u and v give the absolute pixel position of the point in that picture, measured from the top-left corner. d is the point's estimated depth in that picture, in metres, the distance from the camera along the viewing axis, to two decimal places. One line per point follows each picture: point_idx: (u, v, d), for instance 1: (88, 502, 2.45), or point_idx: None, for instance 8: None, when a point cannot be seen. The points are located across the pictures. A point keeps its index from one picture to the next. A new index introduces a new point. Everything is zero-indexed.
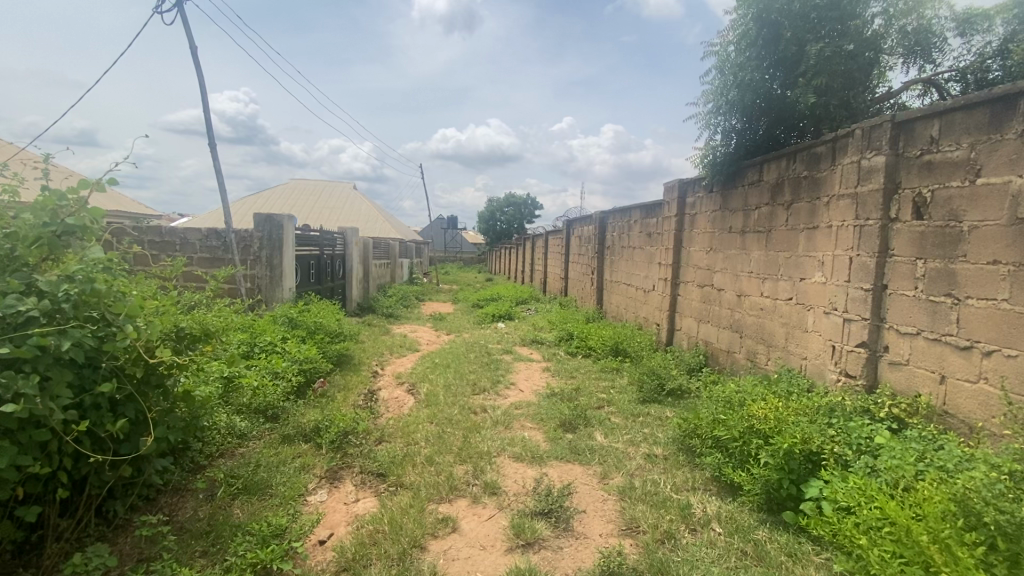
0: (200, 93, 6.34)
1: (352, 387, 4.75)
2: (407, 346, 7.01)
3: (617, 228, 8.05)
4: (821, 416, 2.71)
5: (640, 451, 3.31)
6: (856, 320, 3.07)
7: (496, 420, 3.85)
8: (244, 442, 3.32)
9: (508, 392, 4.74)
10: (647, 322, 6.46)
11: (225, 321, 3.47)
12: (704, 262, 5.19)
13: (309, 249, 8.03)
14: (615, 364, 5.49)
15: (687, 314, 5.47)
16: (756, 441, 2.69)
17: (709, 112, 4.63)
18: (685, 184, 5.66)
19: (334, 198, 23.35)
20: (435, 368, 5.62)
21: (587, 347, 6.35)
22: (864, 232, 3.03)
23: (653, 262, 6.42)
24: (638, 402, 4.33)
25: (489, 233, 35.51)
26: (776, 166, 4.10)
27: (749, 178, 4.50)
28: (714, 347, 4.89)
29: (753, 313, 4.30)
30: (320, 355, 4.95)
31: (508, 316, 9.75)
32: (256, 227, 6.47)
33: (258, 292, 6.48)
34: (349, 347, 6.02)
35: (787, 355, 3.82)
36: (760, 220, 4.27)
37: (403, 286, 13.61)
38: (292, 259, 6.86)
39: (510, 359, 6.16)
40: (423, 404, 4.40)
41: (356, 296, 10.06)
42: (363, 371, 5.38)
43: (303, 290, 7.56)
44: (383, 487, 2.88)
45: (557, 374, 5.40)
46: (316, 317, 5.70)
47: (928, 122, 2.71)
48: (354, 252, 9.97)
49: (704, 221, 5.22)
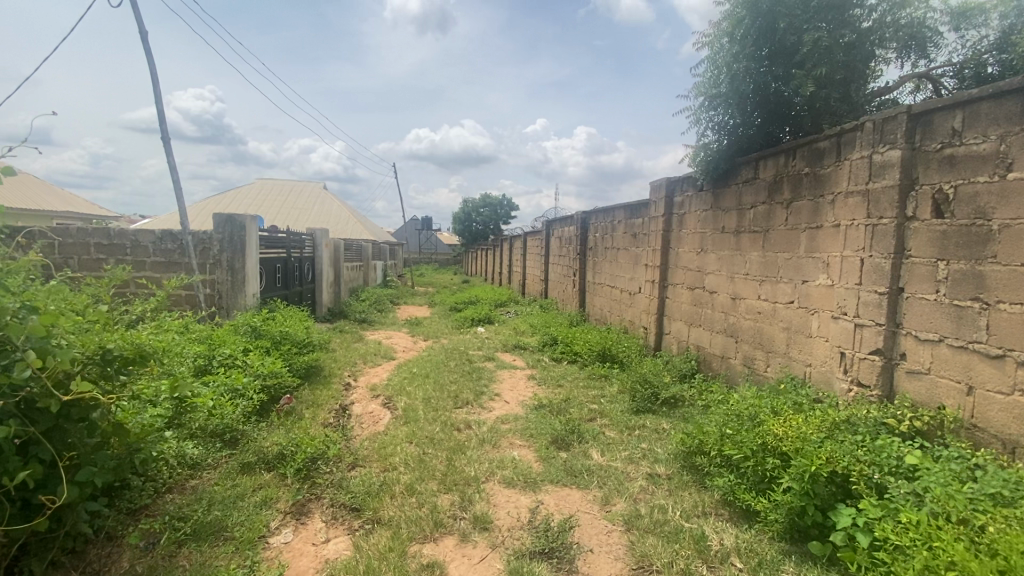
0: (152, 84, 5.82)
1: (322, 404, 4.34)
2: (382, 354, 6.61)
3: (600, 228, 7.83)
4: (841, 434, 2.49)
5: (641, 470, 3.04)
6: (869, 325, 2.87)
7: (482, 438, 3.52)
8: (197, 473, 2.92)
9: (493, 404, 4.42)
10: (633, 325, 6.23)
11: (166, 339, 3.04)
12: (694, 263, 4.98)
13: (275, 252, 7.54)
14: (603, 370, 5.24)
15: (677, 317, 5.25)
16: (773, 462, 2.44)
17: (701, 106, 4.41)
18: (673, 183, 5.45)
19: (305, 199, 22.59)
20: (413, 379, 5.26)
21: (572, 353, 6.08)
22: (877, 231, 2.84)
23: (639, 263, 6.19)
24: (632, 413, 4.07)
25: (465, 234, 35.07)
26: (773, 162, 3.90)
27: (743, 176, 4.30)
28: (707, 352, 4.68)
29: (750, 317, 4.10)
30: (286, 369, 4.52)
31: (487, 320, 9.42)
32: (215, 228, 5.99)
33: (219, 298, 5.99)
34: (319, 358, 5.60)
35: (789, 361, 3.61)
36: (756, 219, 4.07)
37: (377, 289, 13.13)
38: (256, 263, 6.38)
39: (492, 367, 5.85)
40: (401, 421, 4.05)
41: (326, 300, 9.57)
42: (334, 384, 4.98)
43: (269, 295, 7.08)
44: (358, 524, 2.53)
45: (543, 383, 5.11)
46: (282, 326, 5.27)
47: (949, 113, 2.52)
48: (325, 255, 9.48)
49: (694, 220, 5.01)
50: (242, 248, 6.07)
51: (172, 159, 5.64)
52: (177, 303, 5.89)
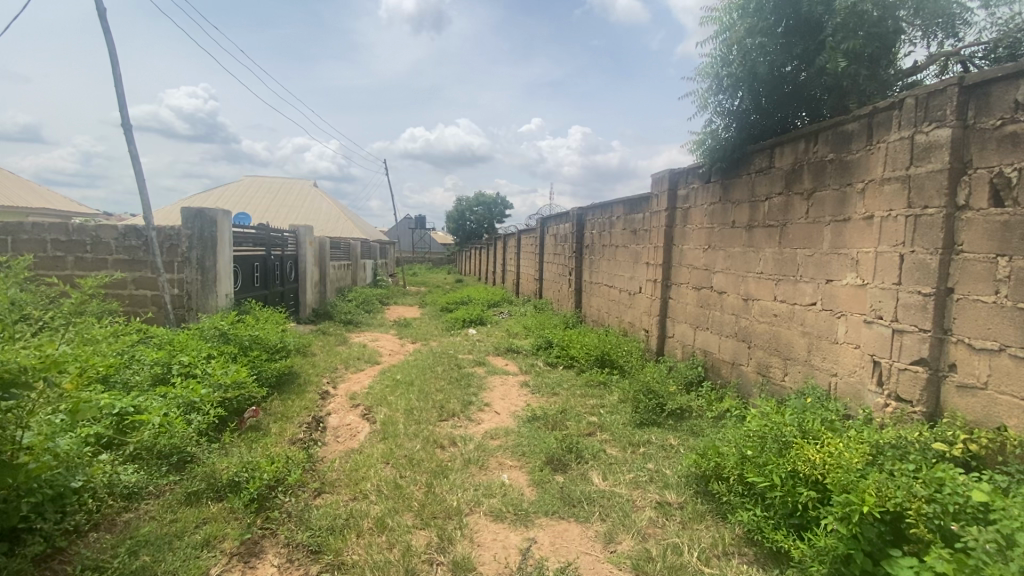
0: (110, 65, 5.34)
1: (291, 417, 3.92)
2: (365, 359, 6.19)
3: (597, 224, 7.43)
4: (887, 461, 2.12)
5: (648, 497, 2.66)
6: (910, 331, 2.50)
7: (467, 458, 3.12)
8: (132, 505, 2.53)
9: (481, 416, 4.01)
10: (633, 327, 5.85)
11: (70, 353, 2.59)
12: (700, 261, 4.59)
13: (252, 250, 7.10)
14: (602, 377, 4.85)
15: (681, 319, 4.87)
16: (809, 496, 2.07)
17: (709, 89, 4.02)
18: (677, 174, 5.05)
19: (294, 197, 22.10)
20: (395, 386, 4.85)
21: (569, 357, 5.69)
22: (921, 223, 2.46)
23: (639, 261, 5.79)
24: (635, 426, 3.68)
25: (458, 233, 34.61)
26: (790, 148, 3.52)
27: (754, 165, 3.91)
28: (714, 358, 4.30)
29: (764, 320, 3.72)
30: (253, 378, 4.09)
31: (479, 321, 9.01)
32: (183, 224, 5.53)
33: (188, 300, 5.55)
34: (294, 364, 5.17)
35: (812, 370, 3.24)
36: (771, 212, 3.69)
37: (366, 289, 12.67)
38: (229, 261, 5.94)
39: (483, 372, 5.44)
40: (379, 436, 3.64)
41: (310, 301, 9.12)
42: (309, 393, 4.56)
43: (245, 296, 6.63)
44: (316, 571, 2.13)
45: (536, 391, 4.71)
46: (252, 330, 4.83)
47: (1011, 84, 2.15)
48: (308, 253, 9.04)
49: (699, 215, 4.63)
50: (214, 246, 5.63)
51: (134, 148, 5.17)
52: (142, 304, 5.47)
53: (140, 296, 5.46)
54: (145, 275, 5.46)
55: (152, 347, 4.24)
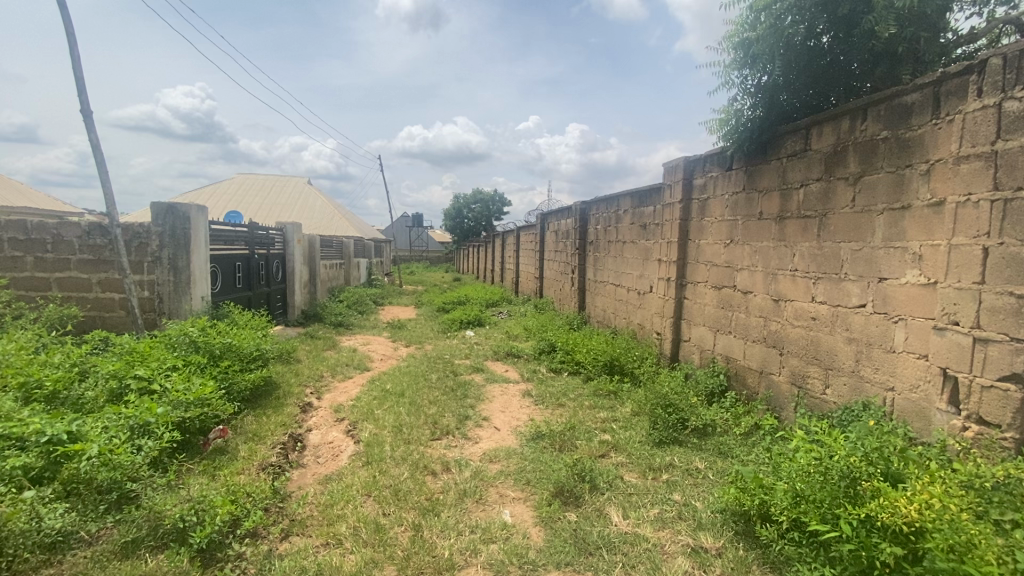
0: (69, 46, 4.85)
1: (263, 436, 3.47)
2: (353, 366, 5.74)
3: (601, 219, 6.98)
4: (991, 509, 1.68)
5: (680, 540, 2.22)
6: (998, 341, 2.07)
7: (462, 490, 2.67)
8: (54, 558, 2.07)
9: (479, 434, 3.55)
10: (643, 330, 5.41)
11: None
12: (721, 257, 4.15)
13: (234, 248, 6.65)
14: (612, 386, 4.41)
15: (699, 322, 4.42)
16: (893, 553, 1.65)
17: (733, 64, 3.57)
18: (693, 162, 4.61)
19: (288, 194, 21.60)
20: (384, 397, 4.40)
21: (574, 363, 5.25)
22: (1013, 209, 2.04)
23: (650, 258, 5.34)
24: (654, 446, 3.24)
25: (456, 231, 34.06)
26: (830, 127, 3.08)
27: (785, 148, 3.46)
28: (738, 366, 3.86)
29: (798, 324, 3.28)
30: (222, 392, 3.63)
31: (477, 322, 8.55)
32: (154, 220, 5.06)
33: (159, 303, 5.09)
34: (274, 374, 4.72)
35: (861, 383, 2.80)
36: (807, 200, 3.25)
37: (360, 289, 12.20)
38: (204, 260, 5.47)
39: (480, 380, 4.99)
40: (362, 458, 3.19)
41: (299, 302, 8.66)
42: (288, 406, 4.11)
43: (224, 298, 6.18)
44: None
45: (540, 403, 4.26)
46: (226, 336, 4.36)
47: None
48: (297, 252, 8.57)
49: (719, 206, 4.18)
50: (188, 244, 5.17)
51: (94, 136, 4.69)
52: (110, 308, 5.01)
53: (107, 299, 5.00)
54: (113, 277, 5.00)
55: (111, 358, 3.79)
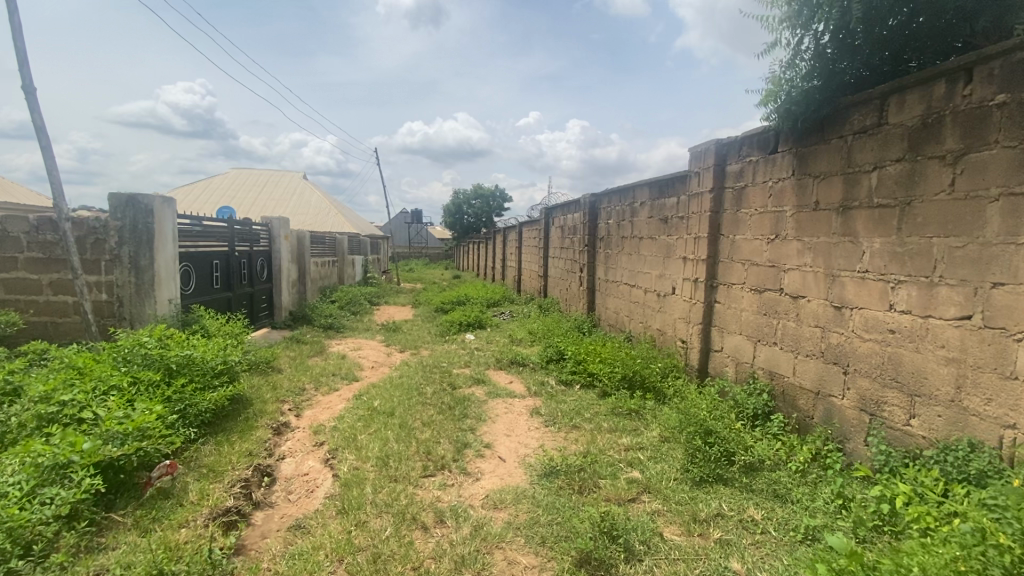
0: (9, 13, 4.24)
1: (221, 472, 2.88)
2: (340, 377, 5.16)
3: (613, 212, 6.39)
4: None
5: None
6: None
7: (460, 556, 2.08)
8: None
9: (481, 468, 2.96)
10: (664, 336, 4.83)
11: None
12: (762, 254, 3.56)
13: (212, 245, 6.06)
14: (633, 405, 3.84)
15: (734, 329, 3.84)
16: None
17: (790, 25, 2.99)
18: (726, 145, 4.00)
19: (283, 189, 20.99)
20: (371, 416, 3.82)
21: (587, 375, 4.67)
22: None
23: (673, 256, 4.74)
24: (696, 488, 2.66)
25: (456, 227, 33.38)
26: (917, 95, 2.47)
27: (850, 124, 2.86)
28: (787, 384, 3.28)
29: (869, 338, 2.69)
30: (174, 418, 3.04)
31: (478, 324, 7.97)
32: (112, 213, 4.46)
33: (119, 307, 4.51)
34: (246, 388, 4.14)
35: (964, 416, 2.23)
36: (881, 185, 2.65)
37: (354, 287, 11.61)
38: (173, 259, 4.87)
39: (481, 395, 4.41)
40: (338, 502, 2.61)
41: (286, 302, 8.07)
42: (258, 430, 3.53)
43: (199, 301, 5.60)
44: None
45: (550, 425, 3.68)
46: (188, 347, 3.77)
47: None
48: (283, 249, 7.96)
49: (761, 195, 3.59)
50: (152, 240, 4.57)
51: (37, 117, 4.09)
52: (63, 314, 4.44)
53: (60, 303, 4.43)
54: (65, 278, 4.41)
55: (47, 375, 3.21)
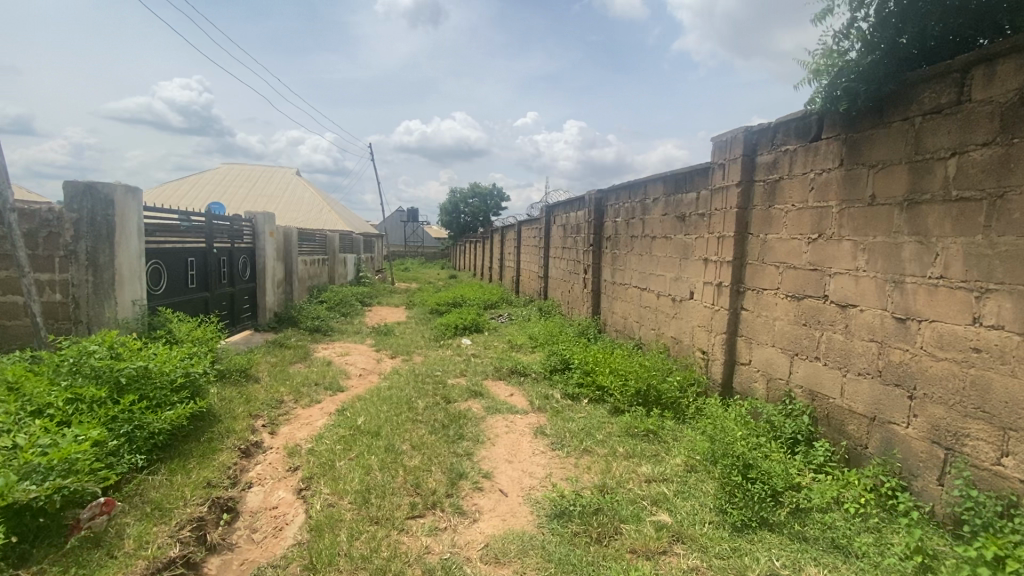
0: None
1: (170, 510, 2.41)
2: (323, 387, 4.68)
3: (622, 210, 5.95)
4: None
5: None
6: None
7: None
8: None
9: (478, 507, 2.51)
10: (680, 345, 4.39)
11: None
12: (801, 255, 3.12)
13: (188, 241, 5.58)
14: (650, 425, 3.40)
15: (765, 340, 3.40)
16: None
17: None
18: (757, 133, 3.56)
19: (275, 185, 20.45)
20: (354, 436, 3.36)
21: (596, 388, 4.22)
22: None
23: (691, 257, 4.30)
24: (740, 536, 2.22)
25: (453, 226, 32.85)
26: (1014, 65, 2.05)
27: (919, 103, 2.43)
28: (832, 407, 2.85)
29: (943, 357, 2.27)
30: (117, 443, 2.56)
31: (475, 328, 7.51)
32: (66, 203, 3.96)
33: (75, 309, 4.02)
34: (214, 402, 3.67)
35: None
36: (962, 174, 2.22)
37: (345, 287, 11.13)
38: (137, 255, 4.38)
39: (478, 410, 3.95)
40: (307, 551, 2.16)
41: (270, 303, 7.59)
42: (222, 452, 3.06)
43: (171, 302, 5.12)
44: None
45: (557, 448, 3.23)
46: (144, 355, 3.29)
47: None
48: (268, 247, 7.47)
49: (800, 188, 3.15)
50: (112, 235, 4.10)
51: None
52: (12, 316, 3.97)
53: (9, 305, 3.96)
54: (14, 276, 3.93)
55: None
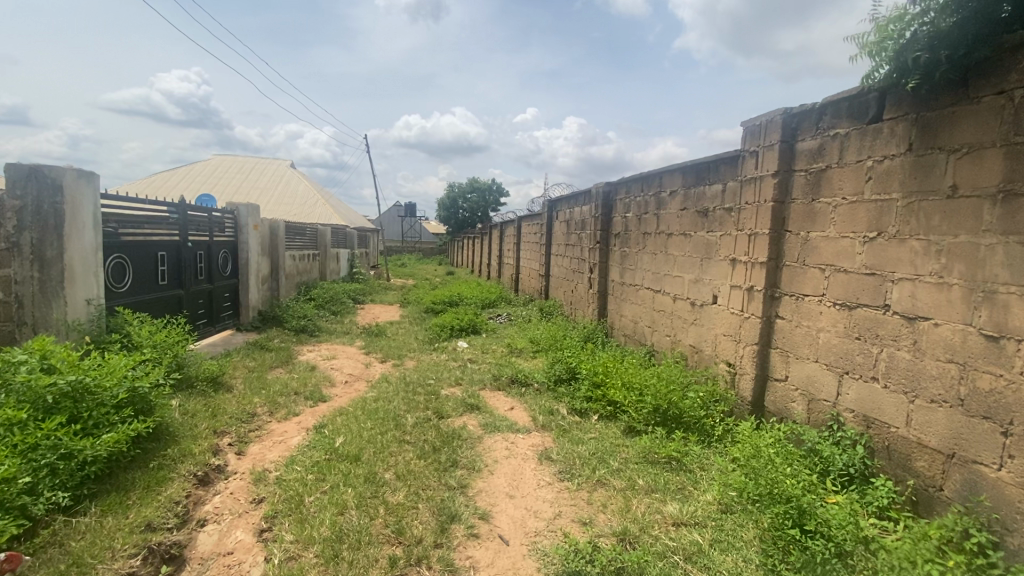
0: None
1: (92, 567, 1.95)
2: (302, 397, 4.20)
3: (633, 204, 5.49)
4: None
5: None
6: None
7: None
8: None
9: (473, 562, 2.06)
10: (700, 355, 3.94)
11: None
12: (855, 257, 2.66)
13: (159, 234, 5.10)
14: (672, 451, 2.94)
15: (807, 355, 2.94)
16: None
17: None
18: (798, 117, 3.10)
19: (268, 178, 19.90)
20: (331, 462, 2.90)
21: (606, 402, 3.77)
22: None
23: (715, 256, 3.84)
24: None
25: (451, 221, 32.32)
26: None
27: (1021, 72, 1.96)
28: (896, 438, 2.39)
29: None
30: (31, 480, 2.11)
31: (472, 329, 7.05)
32: (6, 187, 3.42)
33: (16, 309, 3.48)
34: (171, 418, 3.19)
35: None
36: None
37: (338, 284, 10.65)
38: (92, 249, 3.90)
39: (474, 429, 3.49)
40: None
41: (253, 300, 7.10)
42: (172, 483, 2.59)
43: (136, 301, 4.64)
44: None
45: (566, 479, 2.78)
46: (84, 366, 2.81)
47: None
48: (251, 240, 6.99)
49: (853, 179, 2.69)
50: (63, 226, 3.62)
51: None
52: None
53: None
54: None
55: None
